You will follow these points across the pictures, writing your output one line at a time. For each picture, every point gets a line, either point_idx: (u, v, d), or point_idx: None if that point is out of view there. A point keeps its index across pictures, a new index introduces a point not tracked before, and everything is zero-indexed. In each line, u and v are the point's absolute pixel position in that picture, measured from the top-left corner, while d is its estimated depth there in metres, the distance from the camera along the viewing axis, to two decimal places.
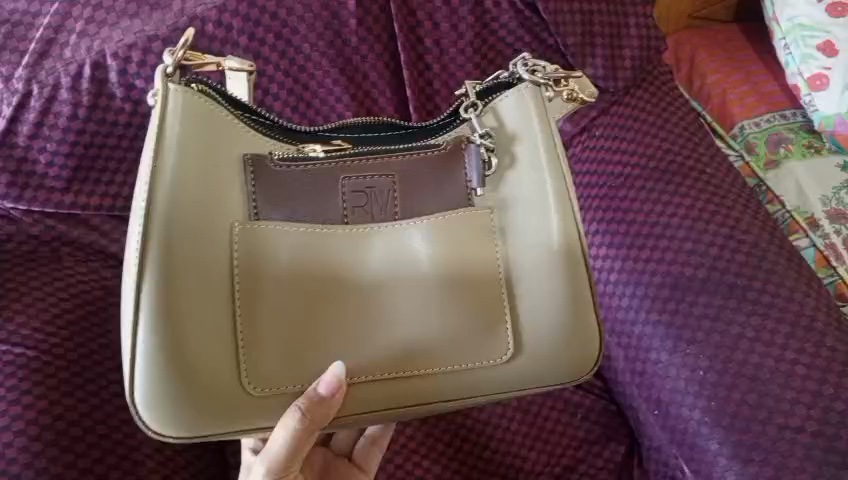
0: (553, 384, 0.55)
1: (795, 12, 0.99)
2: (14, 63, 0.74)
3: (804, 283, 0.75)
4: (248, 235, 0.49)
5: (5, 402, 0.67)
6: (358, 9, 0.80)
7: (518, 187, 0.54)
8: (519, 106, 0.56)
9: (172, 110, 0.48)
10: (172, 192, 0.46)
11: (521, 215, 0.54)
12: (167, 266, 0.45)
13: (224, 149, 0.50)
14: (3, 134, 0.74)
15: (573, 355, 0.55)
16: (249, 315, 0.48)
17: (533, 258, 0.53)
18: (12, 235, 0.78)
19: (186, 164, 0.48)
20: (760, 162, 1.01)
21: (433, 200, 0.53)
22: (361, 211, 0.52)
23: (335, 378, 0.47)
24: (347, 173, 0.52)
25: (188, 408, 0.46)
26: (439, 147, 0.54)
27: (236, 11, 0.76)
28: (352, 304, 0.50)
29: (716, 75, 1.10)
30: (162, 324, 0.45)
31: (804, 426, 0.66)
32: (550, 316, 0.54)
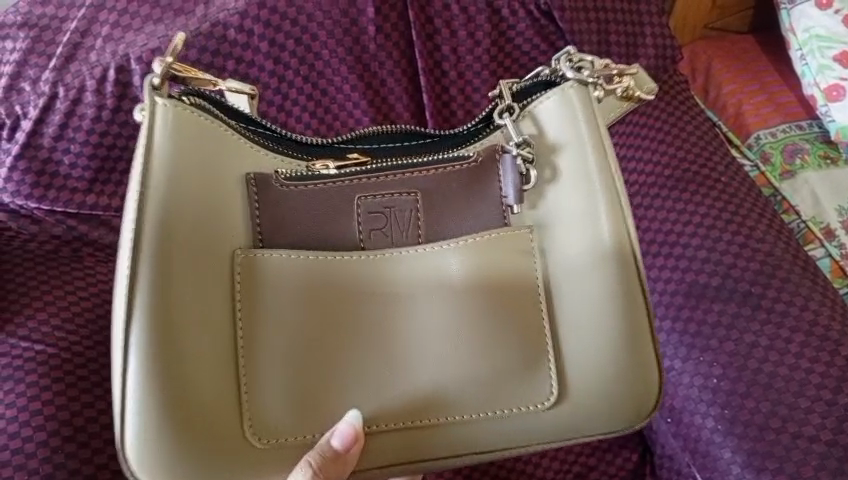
0: (595, 408, 0.56)
1: (811, 23, 0.99)
2: (42, 67, 0.76)
3: (819, 292, 0.75)
4: (249, 264, 0.50)
5: (25, 398, 0.68)
6: (377, 15, 0.81)
7: (566, 202, 0.56)
8: (561, 114, 0.56)
9: (160, 132, 0.48)
10: (162, 222, 0.47)
11: (568, 231, 0.55)
12: (158, 300, 0.46)
13: (218, 173, 0.51)
14: (29, 136, 0.76)
15: (626, 370, 0.56)
16: (259, 351, 0.49)
17: (583, 267, 0.55)
18: (36, 235, 0.80)
19: (174, 192, 0.48)
20: (775, 171, 1.00)
21: (461, 219, 0.55)
22: (379, 233, 0.53)
23: (352, 428, 0.48)
24: (363, 193, 0.53)
25: (176, 437, 0.46)
26: (469, 160, 0.55)
27: (258, 17, 0.77)
28: (382, 338, 0.51)
29: (732, 86, 1.10)
30: (157, 364, 0.46)
31: (818, 435, 0.66)
32: (595, 340, 0.55)
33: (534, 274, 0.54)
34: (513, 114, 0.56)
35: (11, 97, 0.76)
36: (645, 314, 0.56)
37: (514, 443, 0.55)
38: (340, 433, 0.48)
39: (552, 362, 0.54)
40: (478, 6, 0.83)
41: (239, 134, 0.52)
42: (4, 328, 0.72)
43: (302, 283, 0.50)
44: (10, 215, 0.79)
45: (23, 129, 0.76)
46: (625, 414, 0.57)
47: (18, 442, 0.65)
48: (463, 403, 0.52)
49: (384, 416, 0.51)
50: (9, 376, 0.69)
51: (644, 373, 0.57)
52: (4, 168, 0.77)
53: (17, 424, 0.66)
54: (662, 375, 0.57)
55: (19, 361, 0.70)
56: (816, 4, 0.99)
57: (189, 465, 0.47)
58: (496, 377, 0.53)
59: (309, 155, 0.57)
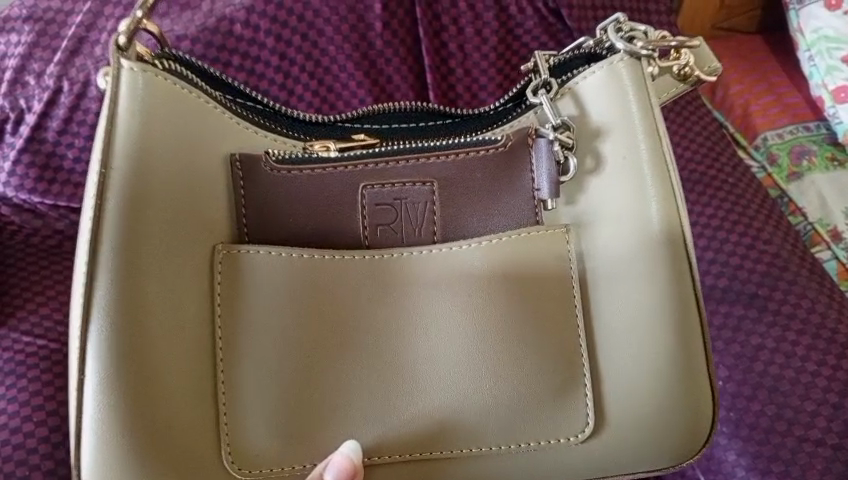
0: (636, 417, 0.56)
1: (820, 24, 0.99)
2: (47, 60, 0.75)
3: (826, 294, 0.75)
4: (229, 266, 0.51)
5: (27, 393, 0.68)
6: (384, 12, 0.80)
7: (609, 201, 0.56)
8: (606, 97, 0.57)
9: (122, 125, 0.49)
10: (122, 219, 0.47)
11: (612, 230, 0.56)
12: (120, 303, 0.47)
13: (189, 171, 0.52)
14: (32, 131, 0.75)
15: (674, 376, 0.55)
16: (245, 366, 0.50)
17: (630, 262, 0.55)
18: (39, 229, 0.80)
19: (136, 189, 0.48)
20: (782, 173, 1.00)
21: (483, 214, 0.56)
22: (387, 227, 0.55)
23: (345, 459, 0.48)
24: (370, 181, 0.55)
25: (136, 435, 0.47)
26: (500, 144, 0.56)
27: (264, 12, 0.76)
28: (388, 357, 0.52)
29: (739, 86, 1.10)
30: (119, 375, 0.46)
31: (824, 439, 0.65)
32: (631, 353, 0.55)
33: (569, 278, 0.54)
34: (550, 91, 0.57)
35: (16, 91, 0.76)
36: (698, 324, 0.56)
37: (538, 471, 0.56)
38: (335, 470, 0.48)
39: (588, 381, 0.54)
40: (486, 4, 0.83)
41: (217, 103, 0.54)
42: (7, 322, 0.72)
43: (292, 295, 0.52)
44: (13, 209, 0.79)
45: (27, 123, 0.76)
46: (672, 434, 0.57)
47: (20, 438, 0.65)
48: (450, 427, 0.53)
49: (392, 446, 0.52)
50: (11, 371, 0.69)
51: (697, 397, 0.56)
52: (8, 163, 0.76)
53: (18, 419, 0.66)
54: (714, 376, 0.57)
55: (21, 355, 0.70)
56: (824, 5, 0.98)
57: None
58: (481, 402, 0.53)
59: (307, 133, 0.60)
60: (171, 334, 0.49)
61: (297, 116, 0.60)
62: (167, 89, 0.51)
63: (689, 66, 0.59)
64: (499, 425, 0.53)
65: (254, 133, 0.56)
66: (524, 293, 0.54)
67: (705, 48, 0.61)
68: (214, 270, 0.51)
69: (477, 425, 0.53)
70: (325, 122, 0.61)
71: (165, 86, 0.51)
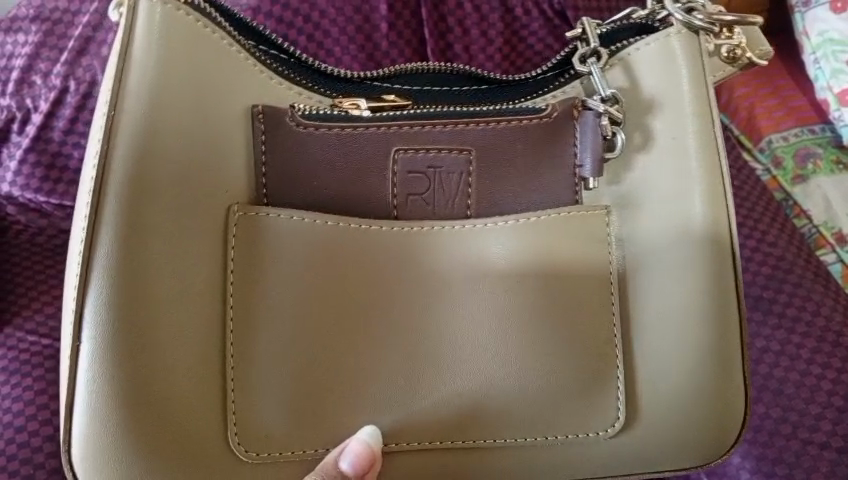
0: (667, 408, 0.56)
1: (826, 26, 0.99)
2: (53, 60, 0.76)
3: (832, 297, 0.74)
4: (251, 239, 0.51)
5: (32, 392, 0.68)
6: (390, 13, 0.80)
7: (650, 185, 0.56)
8: (662, 71, 0.57)
9: (134, 79, 0.50)
10: (125, 178, 0.48)
11: (651, 215, 0.56)
12: (122, 266, 0.47)
13: (202, 134, 0.51)
14: (38, 130, 0.76)
15: (710, 371, 0.56)
16: (267, 347, 0.51)
17: (673, 246, 0.55)
18: (44, 228, 0.80)
19: (141, 150, 0.49)
20: (787, 176, 1.00)
21: (518, 187, 0.56)
22: (420, 197, 0.55)
23: (361, 447, 0.50)
24: (405, 146, 0.54)
25: (130, 403, 0.47)
26: (544, 114, 0.56)
27: (270, 13, 0.78)
28: (415, 342, 0.53)
29: (744, 88, 1.10)
30: (116, 340, 0.47)
31: (829, 442, 0.65)
32: (661, 342, 0.55)
33: (608, 269, 0.54)
34: (599, 60, 0.58)
35: (22, 91, 0.76)
36: (737, 316, 0.56)
37: (555, 461, 0.56)
38: (353, 457, 0.49)
39: (620, 371, 0.55)
40: (491, 6, 0.83)
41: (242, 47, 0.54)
42: (11, 322, 0.73)
43: (318, 276, 0.52)
44: (18, 209, 0.79)
45: (33, 122, 0.76)
46: (698, 432, 0.57)
47: (25, 436, 0.65)
48: (469, 416, 0.53)
49: (410, 434, 0.53)
50: (15, 370, 0.69)
51: (731, 394, 0.56)
52: (13, 162, 0.77)
53: (23, 418, 0.66)
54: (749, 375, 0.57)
55: (26, 354, 0.70)
56: (829, 8, 0.98)
57: (143, 457, 0.48)
58: (492, 386, 0.53)
59: (333, 90, 0.60)
60: (176, 302, 0.49)
61: (325, 71, 0.60)
62: (186, 32, 0.52)
63: (739, 47, 0.59)
64: (503, 410, 0.53)
65: (276, 84, 0.56)
66: (539, 269, 0.54)
67: (757, 31, 0.60)
68: (227, 235, 0.51)
69: (487, 408, 0.53)
70: (354, 79, 0.61)
71: (197, 32, 0.52)
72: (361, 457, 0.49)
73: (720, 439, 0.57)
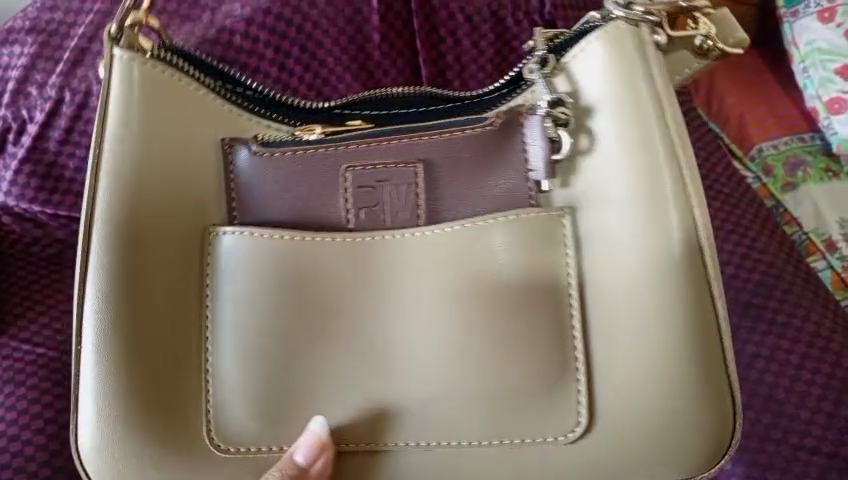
0: (640, 415, 0.52)
1: (814, 36, 1.00)
2: (49, 71, 0.77)
3: (821, 304, 0.75)
4: (216, 256, 0.53)
5: (25, 401, 0.68)
6: (382, 24, 0.81)
7: (607, 185, 0.52)
8: (606, 70, 0.52)
9: (114, 127, 0.53)
10: (111, 206, 0.52)
11: (613, 217, 0.51)
12: (110, 285, 0.52)
13: (179, 169, 0.54)
14: (34, 140, 0.76)
15: (688, 375, 0.51)
16: (232, 356, 0.52)
17: (640, 249, 0.51)
18: (40, 238, 0.80)
19: (125, 180, 0.53)
20: (777, 183, 1.01)
21: (470, 198, 0.54)
22: (370, 210, 0.54)
23: (315, 438, 0.51)
24: (352, 164, 0.54)
25: (130, 418, 0.52)
26: (490, 123, 0.54)
27: (263, 24, 0.77)
28: (366, 345, 0.52)
29: (733, 98, 1.11)
30: (108, 352, 0.52)
31: (819, 447, 0.65)
32: (627, 348, 0.51)
33: (565, 275, 0.51)
34: (546, 66, 0.54)
35: (19, 102, 0.77)
36: (713, 320, 0.51)
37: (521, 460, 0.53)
38: (306, 448, 0.50)
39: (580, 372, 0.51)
40: (483, 17, 0.84)
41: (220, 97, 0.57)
42: (7, 331, 0.73)
43: (269, 284, 0.52)
44: (14, 219, 0.79)
45: (29, 132, 0.77)
46: (680, 439, 0.52)
47: (18, 445, 0.66)
48: (421, 418, 0.52)
49: (359, 434, 0.53)
50: (10, 379, 0.70)
51: (715, 397, 0.51)
52: (9, 173, 0.78)
53: (17, 427, 0.66)
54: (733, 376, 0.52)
55: (20, 363, 0.71)
56: (817, 18, 1.00)
57: (148, 463, 0.53)
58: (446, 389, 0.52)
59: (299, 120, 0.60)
60: (161, 315, 0.53)
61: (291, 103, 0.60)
62: (159, 80, 0.54)
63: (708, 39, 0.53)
64: (457, 413, 0.52)
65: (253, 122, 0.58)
66: (494, 273, 0.51)
67: (730, 18, 0.55)
68: (204, 251, 0.54)
69: (441, 411, 0.52)
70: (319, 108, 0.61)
71: (166, 81, 0.54)
72: (314, 450, 0.50)
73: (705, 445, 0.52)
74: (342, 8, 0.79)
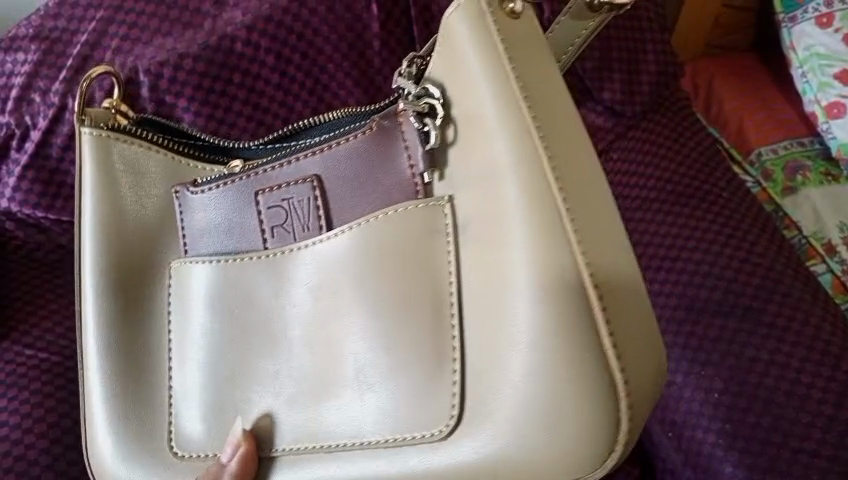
0: (522, 419, 0.41)
1: (813, 41, 1.00)
2: (53, 78, 0.77)
3: (820, 307, 0.75)
4: (174, 282, 0.62)
5: (27, 405, 0.69)
6: (382, 30, 0.81)
7: (482, 163, 0.43)
8: (462, 36, 0.43)
9: (91, 192, 0.64)
10: (94, 249, 0.64)
11: (481, 198, 0.44)
12: (99, 313, 0.64)
13: (144, 217, 0.64)
14: (38, 146, 0.77)
15: (560, 360, 0.39)
16: (195, 363, 0.59)
17: (508, 221, 0.41)
18: (43, 243, 0.81)
19: (102, 227, 0.64)
20: (777, 187, 1.02)
21: (359, 203, 0.51)
22: (281, 227, 0.55)
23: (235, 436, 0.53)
24: (262, 188, 0.56)
25: (122, 427, 0.62)
26: (366, 130, 0.51)
27: (264, 31, 0.78)
28: (275, 349, 0.54)
29: (733, 102, 1.11)
30: (98, 364, 0.63)
31: (819, 450, 0.65)
32: (498, 344, 0.42)
33: (445, 270, 0.45)
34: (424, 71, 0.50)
35: (22, 108, 0.78)
36: (590, 301, 0.38)
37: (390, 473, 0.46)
38: (228, 446, 0.53)
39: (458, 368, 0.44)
40: None
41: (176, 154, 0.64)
42: (9, 336, 0.73)
43: (212, 299, 0.58)
44: (17, 225, 0.80)
45: (33, 139, 0.77)
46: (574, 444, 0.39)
47: (21, 449, 0.66)
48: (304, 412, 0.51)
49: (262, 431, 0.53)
50: (12, 384, 0.70)
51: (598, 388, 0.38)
52: (12, 179, 0.78)
53: (19, 431, 0.67)
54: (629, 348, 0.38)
55: (22, 368, 0.71)
56: (815, 23, 1.00)
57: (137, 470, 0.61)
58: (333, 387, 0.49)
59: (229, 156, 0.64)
60: (138, 332, 0.64)
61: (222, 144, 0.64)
62: (118, 147, 0.64)
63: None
64: (334, 406, 0.49)
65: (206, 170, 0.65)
66: (373, 269, 0.47)
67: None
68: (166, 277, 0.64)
69: (321, 413, 0.50)
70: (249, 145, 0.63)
71: (118, 145, 0.64)
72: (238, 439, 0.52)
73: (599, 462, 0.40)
74: (343, 16, 0.80)
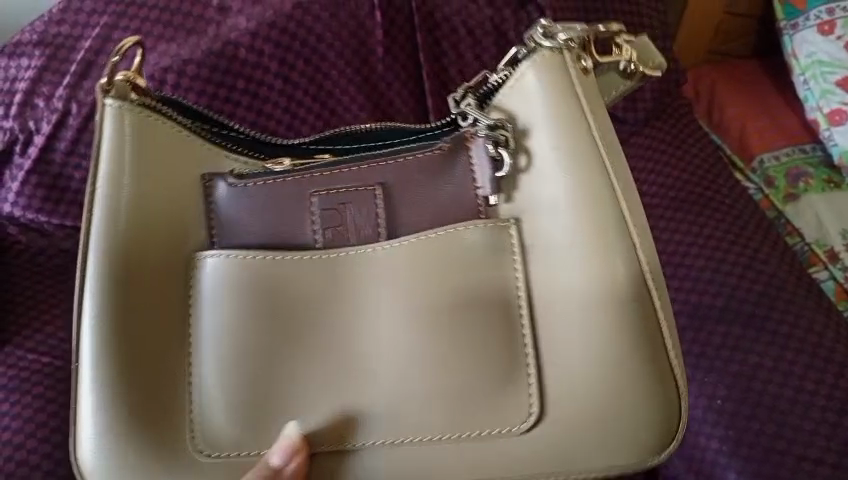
0: (592, 405, 0.49)
1: (814, 48, 1.01)
2: (56, 83, 0.78)
3: (823, 314, 0.75)
4: (200, 286, 0.51)
5: (30, 410, 0.68)
6: (386, 37, 0.82)
7: (553, 188, 0.50)
8: (540, 86, 0.51)
9: (104, 167, 0.51)
10: (103, 240, 0.50)
11: (548, 221, 0.50)
12: (102, 319, 0.49)
13: (165, 202, 0.52)
14: (41, 151, 0.77)
15: (628, 353, 0.49)
16: (217, 371, 0.50)
17: (579, 239, 0.49)
18: (45, 249, 0.81)
19: (116, 211, 0.51)
20: (779, 194, 1.02)
21: (423, 213, 0.53)
22: (336, 231, 0.52)
23: (287, 445, 0.48)
24: (317, 189, 0.53)
25: (127, 459, 0.49)
26: (438, 147, 0.53)
27: (269, 37, 0.78)
28: (320, 351, 0.50)
29: (735, 109, 1.11)
30: (94, 384, 0.49)
31: (823, 458, 0.65)
32: (568, 341, 0.49)
33: (512, 282, 0.50)
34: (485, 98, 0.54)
35: (25, 114, 0.78)
36: (651, 297, 0.49)
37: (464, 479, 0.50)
38: (280, 450, 0.47)
39: (532, 374, 0.49)
40: (484, 30, 0.85)
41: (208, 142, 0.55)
42: (12, 340, 0.73)
43: (243, 301, 0.50)
44: (21, 229, 0.80)
45: (36, 144, 0.78)
46: (634, 421, 0.49)
47: (22, 454, 0.66)
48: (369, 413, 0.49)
49: (323, 435, 0.49)
50: (15, 388, 0.70)
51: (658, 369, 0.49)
52: (15, 183, 0.78)
53: (21, 436, 0.67)
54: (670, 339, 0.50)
55: (24, 373, 0.71)
56: (817, 30, 1.01)
57: None
58: (407, 399, 0.49)
59: (263, 153, 0.58)
60: None
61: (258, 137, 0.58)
62: (143, 122, 0.52)
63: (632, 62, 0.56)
64: (408, 405, 0.49)
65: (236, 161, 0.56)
66: (445, 274, 0.50)
67: (648, 45, 0.58)
68: (187, 277, 0.52)
69: (397, 411, 0.49)
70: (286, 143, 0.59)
71: (145, 120, 0.52)
72: (289, 450, 0.48)
73: (661, 434, 0.50)
74: (347, 22, 0.80)
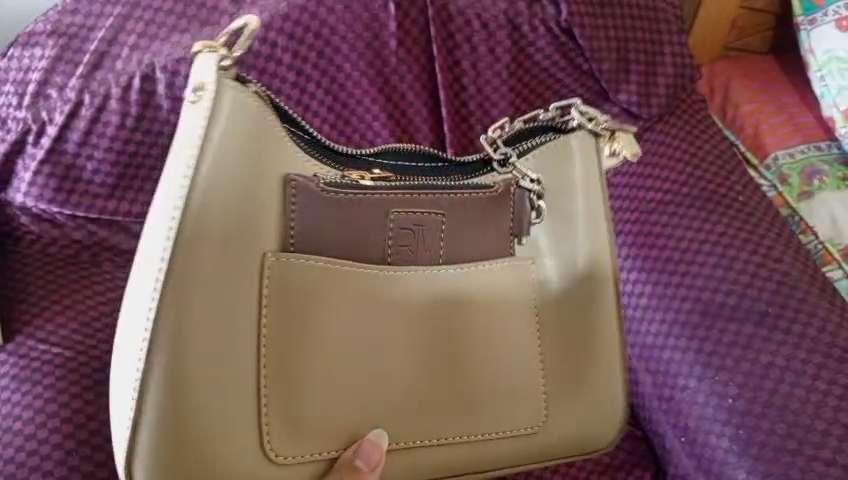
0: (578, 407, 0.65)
1: (832, 44, 1.00)
2: (69, 73, 0.78)
3: (837, 314, 0.74)
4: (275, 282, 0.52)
5: (42, 399, 0.69)
6: (399, 30, 0.81)
7: (567, 239, 0.67)
8: (569, 154, 0.66)
9: (209, 140, 0.48)
10: (199, 218, 0.48)
11: (556, 264, 0.66)
12: (186, 307, 0.47)
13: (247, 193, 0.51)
14: (53, 141, 0.77)
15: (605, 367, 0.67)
16: (294, 371, 0.52)
17: (581, 279, 0.66)
18: (58, 239, 0.82)
19: (213, 190, 0.48)
20: (793, 191, 1.01)
21: (476, 242, 0.61)
22: (407, 250, 0.58)
23: (376, 448, 0.53)
24: (401, 209, 0.57)
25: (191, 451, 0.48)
26: (494, 188, 0.61)
27: (282, 29, 0.77)
28: (392, 359, 0.56)
29: (751, 105, 1.10)
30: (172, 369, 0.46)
31: (835, 459, 0.65)
32: (567, 357, 0.65)
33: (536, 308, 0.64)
34: (519, 151, 0.66)
35: (39, 102, 0.77)
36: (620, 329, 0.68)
37: (482, 468, 0.62)
38: (365, 454, 0.53)
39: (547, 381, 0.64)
40: (499, 24, 0.83)
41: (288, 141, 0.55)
42: (25, 330, 0.74)
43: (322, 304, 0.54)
44: (32, 219, 0.80)
45: (47, 134, 0.77)
46: (601, 420, 0.67)
47: (33, 444, 0.66)
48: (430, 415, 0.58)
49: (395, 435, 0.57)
50: (27, 378, 0.70)
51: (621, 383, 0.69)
52: (28, 173, 0.78)
53: (33, 425, 0.67)
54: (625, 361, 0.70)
55: (37, 362, 0.71)
56: (835, 25, 1.00)
57: None
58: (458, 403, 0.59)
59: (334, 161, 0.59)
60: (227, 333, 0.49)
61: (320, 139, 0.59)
62: (253, 111, 0.52)
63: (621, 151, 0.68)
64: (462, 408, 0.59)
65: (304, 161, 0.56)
66: (498, 297, 0.61)
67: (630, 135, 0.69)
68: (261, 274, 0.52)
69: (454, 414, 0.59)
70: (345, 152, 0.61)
71: (250, 107, 0.52)
72: (373, 453, 0.53)
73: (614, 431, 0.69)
74: (359, 15, 0.80)
